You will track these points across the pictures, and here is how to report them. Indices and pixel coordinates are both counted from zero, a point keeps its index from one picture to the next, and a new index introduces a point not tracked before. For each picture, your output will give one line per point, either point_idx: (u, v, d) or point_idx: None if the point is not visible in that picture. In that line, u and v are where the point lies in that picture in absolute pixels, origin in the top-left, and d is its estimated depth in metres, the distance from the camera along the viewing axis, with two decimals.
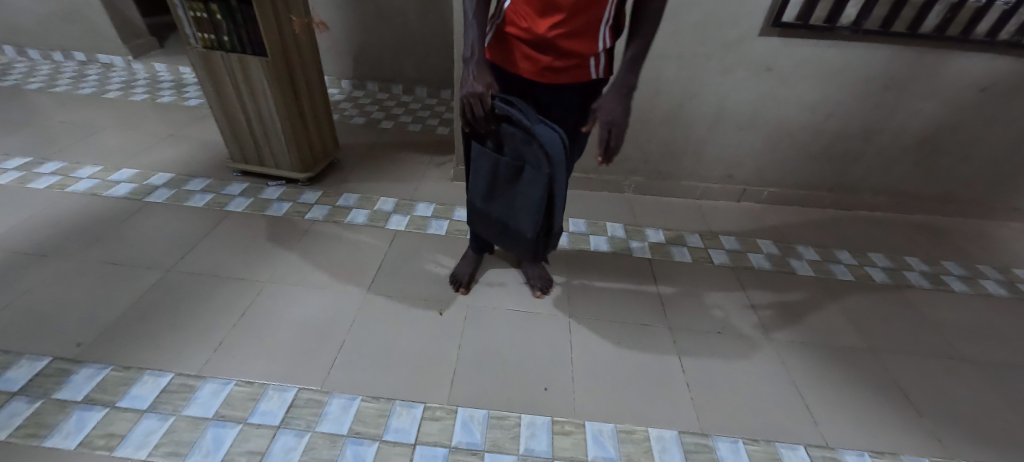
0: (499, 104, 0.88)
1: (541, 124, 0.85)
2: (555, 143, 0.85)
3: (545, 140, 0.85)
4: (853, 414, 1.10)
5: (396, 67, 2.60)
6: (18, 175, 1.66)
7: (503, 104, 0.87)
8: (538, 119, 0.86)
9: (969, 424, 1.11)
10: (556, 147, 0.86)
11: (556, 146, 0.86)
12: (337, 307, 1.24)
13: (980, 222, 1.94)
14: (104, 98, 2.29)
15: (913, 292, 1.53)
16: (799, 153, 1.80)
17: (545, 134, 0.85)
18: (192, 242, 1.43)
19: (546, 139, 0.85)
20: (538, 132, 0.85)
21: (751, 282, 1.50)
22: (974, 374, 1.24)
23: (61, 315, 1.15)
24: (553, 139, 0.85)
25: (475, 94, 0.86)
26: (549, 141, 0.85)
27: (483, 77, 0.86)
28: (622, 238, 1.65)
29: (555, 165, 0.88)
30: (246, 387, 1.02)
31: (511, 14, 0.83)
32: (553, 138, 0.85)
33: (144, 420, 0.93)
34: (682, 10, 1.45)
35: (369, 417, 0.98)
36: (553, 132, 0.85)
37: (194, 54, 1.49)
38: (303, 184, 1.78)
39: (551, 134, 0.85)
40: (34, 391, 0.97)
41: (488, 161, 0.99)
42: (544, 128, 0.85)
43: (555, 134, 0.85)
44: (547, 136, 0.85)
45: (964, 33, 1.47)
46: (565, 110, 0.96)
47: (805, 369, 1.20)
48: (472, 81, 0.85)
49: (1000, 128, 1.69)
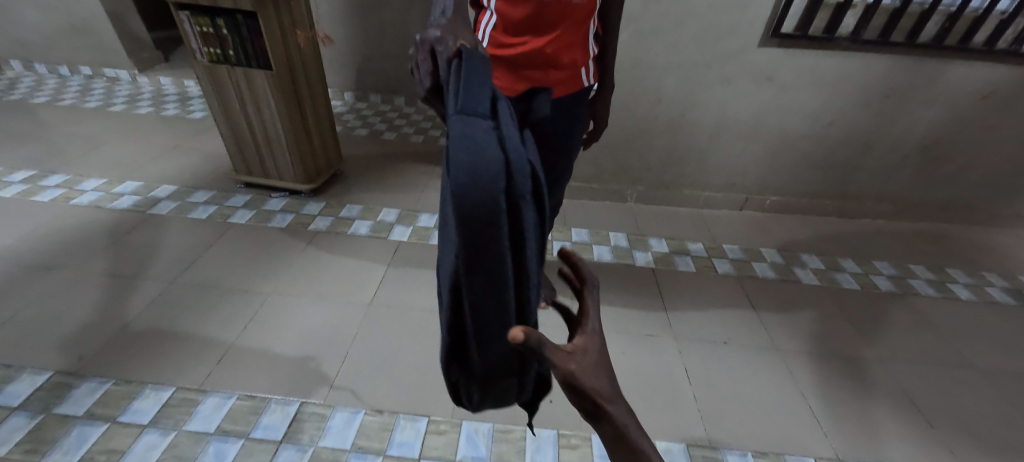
0: (437, 47, 0.31)
1: (469, 98, 0.25)
2: (475, 175, 0.23)
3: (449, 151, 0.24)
4: (865, 427, 1.08)
5: (399, 79, 2.62)
6: (23, 187, 1.67)
7: (438, 55, 0.31)
8: (480, 88, 0.26)
9: (982, 435, 1.09)
10: (475, 189, 0.23)
11: (480, 187, 0.23)
12: (340, 319, 1.24)
13: (985, 230, 1.93)
14: (109, 111, 2.31)
15: (920, 300, 1.52)
16: (801, 161, 1.80)
17: (459, 132, 0.24)
18: (195, 254, 1.43)
19: (455, 144, 0.23)
20: (451, 120, 0.24)
21: (756, 291, 1.49)
22: (984, 384, 1.23)
23: (61, 329, 1.14)
24: (480, 161, 0.23)
25: (423, 45, 0.33)
26: (455, 156, 0.23)
27: (461, 33, 0.33)
28: (626, 248, 1.65)
29: (479, 243, 0.26)
30: (248, 401, 1.01)
31: (499, 36, 0.77)
32: (474, 152, 0.23)
33: (144, 435, 0.92)
34: (682, 21, 1.47)
35: (373, 431, 0.97)
36: (490, 136, 0.24)
37: (200, 68, 1.51)
38: (306, 196, 1.78)
39: (488, 141, 0.24)
40: (34, 406, 0.96)
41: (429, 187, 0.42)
42: (475, 114, 0.25)
43: (497, 147, 0.24)
44: (459, 139, 0.23)
45: (962, 42, 1.48)
46: (558, 126, 0.93)
47: (814, 381, 1.19)
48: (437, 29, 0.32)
49: (1001, 135, 1.70)
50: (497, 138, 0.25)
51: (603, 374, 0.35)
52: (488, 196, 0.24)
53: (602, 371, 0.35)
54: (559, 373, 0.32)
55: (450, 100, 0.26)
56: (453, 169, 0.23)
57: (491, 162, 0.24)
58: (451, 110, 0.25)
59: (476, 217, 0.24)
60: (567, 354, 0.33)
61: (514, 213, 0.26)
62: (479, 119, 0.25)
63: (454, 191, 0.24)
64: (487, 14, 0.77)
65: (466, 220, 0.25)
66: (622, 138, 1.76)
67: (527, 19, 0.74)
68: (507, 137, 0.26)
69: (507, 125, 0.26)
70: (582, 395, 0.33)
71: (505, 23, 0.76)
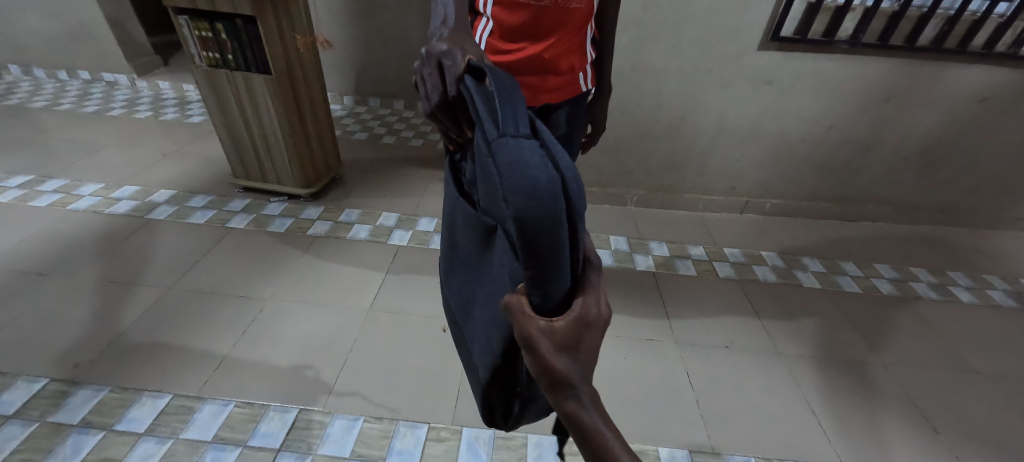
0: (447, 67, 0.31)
1: (506, 118, 0.23)
2: (535, 198, 0.21)
3: (502, 177, 0.22)
4: (870, 433, 1.07)
5: (398, 83, 2.62)
6: (20, 192, 1.66)
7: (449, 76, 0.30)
8: (516, 106, 0.24)
9: (987, 440, 1.08)
10: (539, 213, 0.21)
11: (544, 211, 0.21)
12: (339, 325, 1.23)
13: (986, 233, 1.93)
14: (108, 116, 2.31)
15: (922, 303, 1.51)
16: (801, 165, 1.80)
17: (508, 152, 0.22)
18: (193, 259, 1.42)
19: (505, 166, 0.21)
20: (497, 143, 0.22)
21: (758, 295, 1.49)
22: (989, 388, 1.22)
23: (57, 336, 1.13)
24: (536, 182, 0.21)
25: (429, 59, 0.33)
26: (509, 181, 0.21)
27: (469, 46, 0.33)
28: (626, 252, 1.64)
29: (544, 273, 0.23)
30: (246, 408, 0.99)
31: (497, 43, 0.78)
32: (527, 172, 0.21)
33: (141, 443, 0.91)
34: (681, 25, 1.47)
35: (372, 439, 0.95)
36: (542, 156, 0.22)
37: (198, 73, 1.50)
38: (306, 200, 1.78)
39: (537, 157, 0.22)
40: (29, 414, 0.95)
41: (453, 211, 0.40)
42: (515, 131, 0.23)
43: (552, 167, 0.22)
44: (508, 164, 0.21)
45: (961, 46, 1.49)
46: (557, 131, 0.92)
47: (816, 386, 1.18)
48: (447, 46, 0.32)
49: (1002, 138, 1.70)
50: (551, 156, 0.23)
51: (569, 356, 0.24)
52: (550, 219, 0.21)
53: (572, 355, 0.24)
54: (515, 332, 0.25)
55: (483, 124, 0.24)
56: (513, 195, 0.21)
57: (550, 182, 0.21)
58: (491, 134, 0.23)
59: (543, 245, 0.22)
60: (532, 316, 0.25)
61: (573, 233, 0.24)
62: (522, 136, 0.23)
63: (516, 219, 0.21)
64: (484, 20, 0.77)
65: (532, 250, 0.22)
66: (622, 142, 1.76)
67: (525, 24, 0.74)
68: (558, 151, 0.23)
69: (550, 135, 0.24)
70: (544, 372, 0.24)
71: (502, 29, 0.76)
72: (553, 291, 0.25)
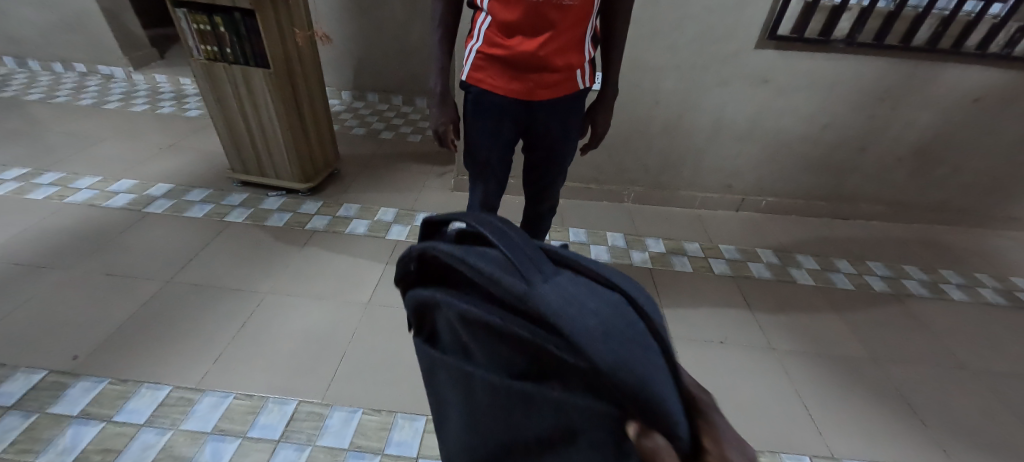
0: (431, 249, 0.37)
1: (535, 272, 0.28)
2: (614, 333, 0.24)
3: (562, 324, 0.25)
4: (860, 425, 1.10)
5: (397, 79, 2.61)
6: (16, 185, 1.66)
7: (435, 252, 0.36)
8: (536, 260, 0.29)
9: (973, 434, 1.10)
10: (613, 342, 0.24)
11: (617, 336, 0.24)
12: (337, 318, 1.23)
13: (979, 232, 1.95)
14: (104, 109, 2.29)
15: (912, 300, 1.54)
16: (796, 163, 1.81)
17: (555, 294, 0.26)
18: (191, 253, 1.42)
19: (564, 311, 0.25)
20: (537, 291, 0.27)
21: (752, 290, 1.51)
22: (976, 383, 1.25)
23: (56, 328, 1.13)
24: (606, 314, 0.25)
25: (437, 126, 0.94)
26: (578, 322, 0.25)
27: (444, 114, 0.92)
28: (623, 248, 1.65)
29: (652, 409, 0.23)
30: (246, 400, 1.00)
31: (494, 34, 0.81)
32: (583, 307, 0.25)
33: (141, 434, 0.92)
34: (679, 23, 1.48)
35: (371, 431, 0.97)
36: (582, 291, 0.27)
37: (197, 66, 1.50)
38: (304, 195, 1.78)
39: (579, 292, 0.27)
40: (28, 405, 0.95)
41: (457, 384, 0.38)
42: (545, 277, 0.28)
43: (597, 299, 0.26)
44: (565, 307, 0.25)
45: (954, 46, 1.50)
46: (552, 128, 0.93)
47: (808, 381, 1.20)
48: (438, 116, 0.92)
49: (994, 138, 1.72)
50: (588, 288, 0.27)
51: None
52: (625, 348, 0.24)
53: None
54: None
55: (513, 285, 0.28)
56: (591, 340, 0.24)
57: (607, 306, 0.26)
58: (527, 288, 0.28)
59: (645, 389, 0.23)
60: None
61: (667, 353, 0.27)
62: (556, 279, 0.28)
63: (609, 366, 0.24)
64: (483, 14, 0.82)
65: (626, 392, 0.24)
66: (620, 139, 1.77)
67: (520, 20, 0.77)
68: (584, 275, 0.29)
69: (574, 257, 0.30)
70: None
71: (497, 23, 0.80)
72: (678, 440, 0.23)
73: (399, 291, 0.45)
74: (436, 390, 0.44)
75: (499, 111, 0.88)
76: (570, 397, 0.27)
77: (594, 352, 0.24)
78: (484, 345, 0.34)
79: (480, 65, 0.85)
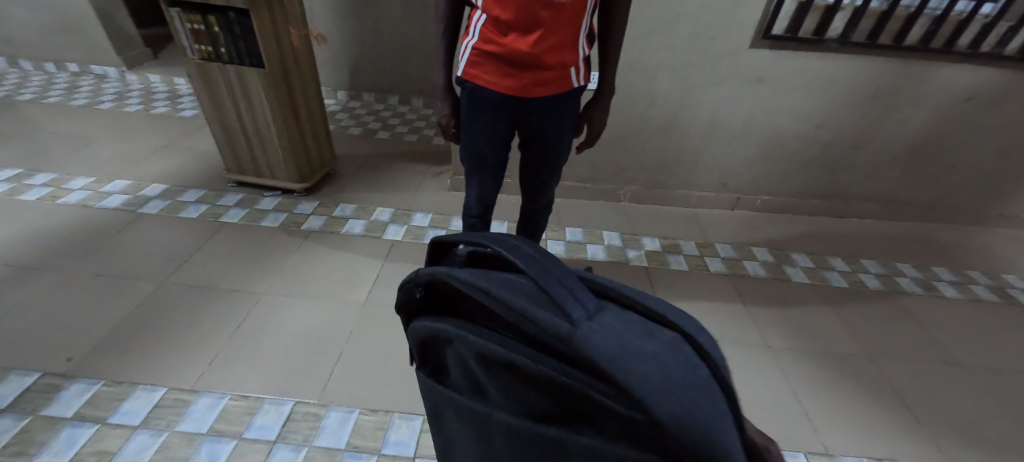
0: (452, 279, 0.36)
1: (578, 310, 0.28)
2: (674, 384, 0.23)
3: (614, 368, 0.24)
4: (854, 422, 1.10)
5: (393, 78, 2.61)
6: (8, 186, 1.65)
7: (458, 283, 0.36)
8: (579, 297, 0.29)
9: (966, 430, 1.11)
10: (674, 391, 0.23)
11: (676, 384, 0.23)
12: (334, 319, 1.23)
13: (972, 230, 1.97)
14: (97, 109, 2.28)
15: (906, 297, 1.55)
16: (791, 162, 1.82)
17: (603, 336, 0.26)
18: (186, 254, 1.41)
19: (613, 356, 0.25)
20: (581, 333, 0.26)
21: (747, 288, 1.51)
22: (968, 379, 1.26)
23: (49, 330, 1.12)
24: (664, 360, 0.24)
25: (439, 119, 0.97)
26: (630, 366, 0.24)
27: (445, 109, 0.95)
28: (620, 247, 1.66)
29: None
30: (242, 401, 1.00)
31: (489, 31, 0.82)
32: (635, 351, 0.25)
33: (136, 436, 0.92)
34: (675, 22, 1.49)
35: (368, 431, 0.96)
36: (630, 333, 0.26)
37: (191, 66, 1.49)
38: (299, 195, 1.77)
39: (628, 333, 0.26)
40: (22, 407, 0.95)
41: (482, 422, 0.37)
42: (590, 317, 0.27)
43: (649, 342, 0.26)
44: (617, 352, 0.25)
45: (946, 45, 1.52)
46: (547, 126, 0.93)
47: (803, 378, 1.21)
48: (441, 109, 0.96)
49: (986, 136, 1.74)
50: (636, 330, 0.27)
51: None
52: (686, 398, 0.23)
53: None
54: None
55: (555, 323, 0.28)
56: (650, 390, 0.23)
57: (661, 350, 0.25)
58: (570, 327, 0.27)
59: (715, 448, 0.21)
60: None
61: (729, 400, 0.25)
62: (600, 318, 0.27)
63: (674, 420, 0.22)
64: (479, 11, 0.83)
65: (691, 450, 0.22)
66: (616, 138, 1.77)
67: (513, 17, 0.78)
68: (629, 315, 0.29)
69: (619, 290, 0.32)
70: None
71: (492, 20, 0.81)
72: None
73: (417, 322, 0.44)
74: (454, 427, 0.42)
75: (495, 108, 0.89)
76: (614, 447, 0.26)
77: (653, 407, 0.22)
78: (515, 382, 0.33)
79: (476, 62, 0.86)
